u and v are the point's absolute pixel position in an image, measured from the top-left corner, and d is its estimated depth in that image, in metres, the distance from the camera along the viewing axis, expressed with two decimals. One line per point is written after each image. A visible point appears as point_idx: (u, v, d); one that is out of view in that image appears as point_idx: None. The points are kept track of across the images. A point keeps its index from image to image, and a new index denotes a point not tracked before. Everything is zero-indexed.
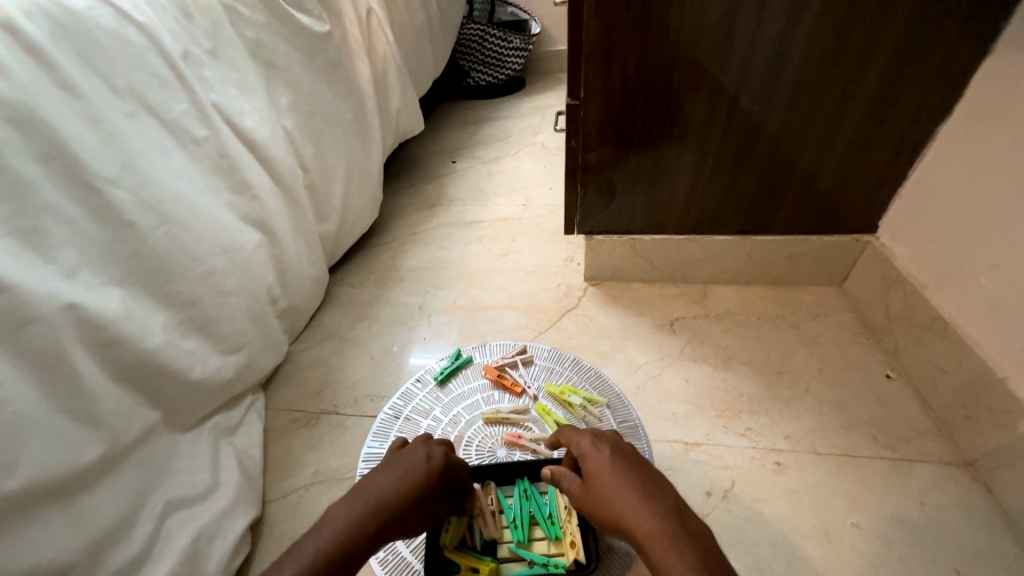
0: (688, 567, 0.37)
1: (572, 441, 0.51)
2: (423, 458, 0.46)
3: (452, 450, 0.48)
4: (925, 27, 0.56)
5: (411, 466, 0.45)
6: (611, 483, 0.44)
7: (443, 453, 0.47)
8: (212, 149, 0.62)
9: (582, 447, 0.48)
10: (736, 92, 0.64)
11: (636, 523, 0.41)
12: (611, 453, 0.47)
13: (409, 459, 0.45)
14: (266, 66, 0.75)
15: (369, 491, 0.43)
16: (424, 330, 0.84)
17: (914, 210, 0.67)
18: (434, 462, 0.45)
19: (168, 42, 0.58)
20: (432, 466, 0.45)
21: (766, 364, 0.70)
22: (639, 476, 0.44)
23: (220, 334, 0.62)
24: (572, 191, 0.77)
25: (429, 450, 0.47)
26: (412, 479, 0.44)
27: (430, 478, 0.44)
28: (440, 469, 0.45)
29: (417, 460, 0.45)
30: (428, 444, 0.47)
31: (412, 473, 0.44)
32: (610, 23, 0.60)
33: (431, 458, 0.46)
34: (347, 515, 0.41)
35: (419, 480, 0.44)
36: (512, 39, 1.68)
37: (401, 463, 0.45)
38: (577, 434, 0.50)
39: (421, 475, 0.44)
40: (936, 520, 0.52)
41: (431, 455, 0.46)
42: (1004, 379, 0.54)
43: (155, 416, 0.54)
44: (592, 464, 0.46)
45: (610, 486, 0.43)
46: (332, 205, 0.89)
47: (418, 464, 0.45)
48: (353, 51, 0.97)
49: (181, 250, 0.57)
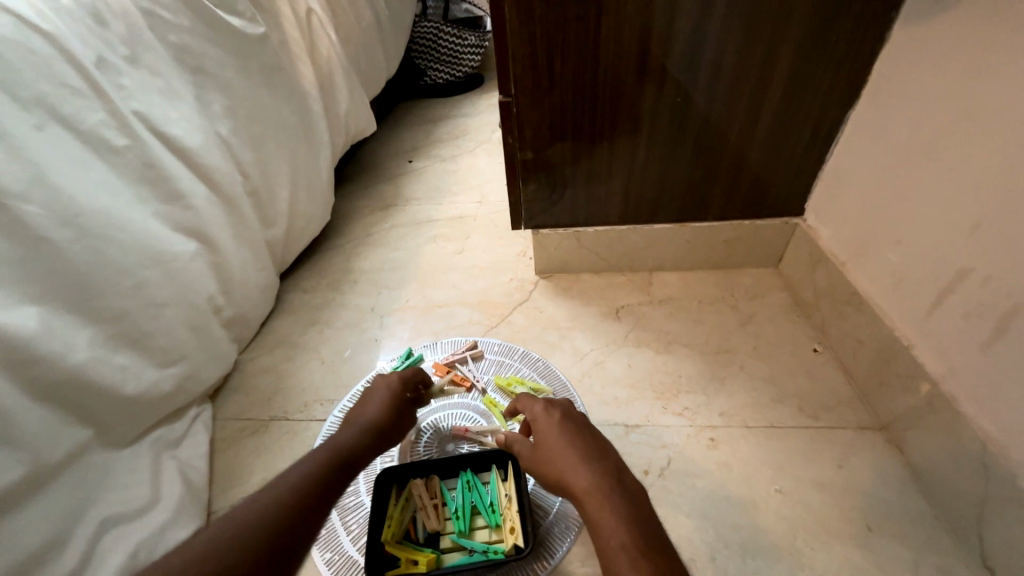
0: (617, 520, 0.38)
1: (526, 409, 0.52)
2: (388, 384, 0.57)
3: (407, 374, 0.60)
4: (825, 16, 0.59)
5: (377, 395, 0.55)
6: (556, 444, 0.45)
7: (399, 377, 0.59)
8: (135, 159, 0.61)
9: (534, 413, 0.50)
10: (660, 82, 0.66)
11: (574, 480, 0.42)
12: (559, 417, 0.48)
13: (376, 388, 0.56)
14: (195, 72, 0.73)
15: (352, 420, 0.52)
16: (376, 330, 0.84)
17: (833, 190, 0.71)
18: (397, 385, 0.57)
19: (79, 50, 0.56)
20: (398, 388, 0.57)
21: (705, 345, 0.73)
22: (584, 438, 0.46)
23: (155, 346, 0.61)
24: (514, 187, 0.79)
25: (388, 381, 0.58)
26: (384, 400, 0.55)
27: (402, 392, 0.57)
28: (404, 388, 0.57)
29: (382, 388, 0.56)
30: (386, 377, 0.58)
31: (381, 398, 0.55)
32: (531, 19, 0.61)
33: (392, 385, 0.57)
34: (334, 439, 0.49)
35: (391, 398, 0.55)
36: (466, 36, 1.68)
37: (369, 397, 0.55)
38: (531, 400, 0.52)
39: (390, 396, 0.55)
40: (853, 482, 0.56)
41: (391, 382, 0.57)
42: (909, 346, 0.57)
43: (86, 433, 0.53)
44: (542, 427, 0.48)
45: (554, 447, 0.45)
46: (277, 210, 0.88)
47: (384, 390, 0.56)
48: (293, 52, 0.95)
49: (105, 265, 0.56)
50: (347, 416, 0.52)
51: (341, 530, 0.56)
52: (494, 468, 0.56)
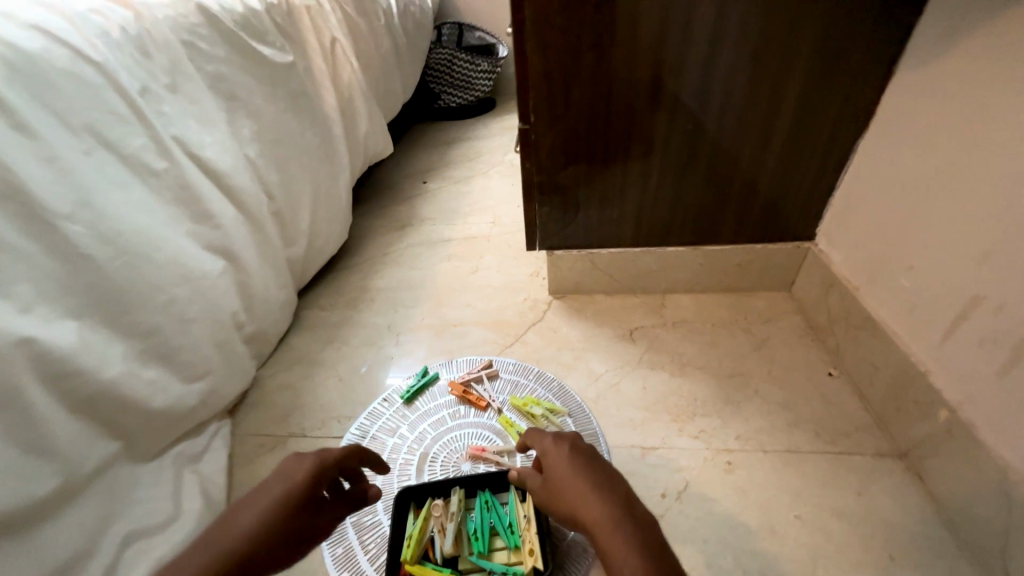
0: (629, 553, 0.37)
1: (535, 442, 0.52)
2: (291, 474, 0.44)
3: (328, 454, 0.47)
4: (832, 52, 0.62)
5: (272, 486, 0.43)
6: (567, 479, 0.44)
7: (314, 459, 0.46)
8: (172, 181, 0.64)
9: (541, 447, 0.50)
10: (674, 112, 0.68)
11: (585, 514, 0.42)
12: (569, 450, 0.47)
13: (272, 483, 0.43)
14: (228, 98, 0.77)
15: (217, 537, 0.39)
16: (392, 348, 0.85)
17: (843, 216, 0.72)
18: (303, 474, 0.45)
19: (126, 80, 0.60)
20: (303, 476, 0.44)
21: (719, 368, 0.73)
22: (595, 472, 0.45)
23: (182, 361, 0.62)
24: (531, 210, 0.81)
25: (296, 463, 0.46)
26: (279, 498, 0.43)
27: (308, 490, 0.44)
28: (313, 477, 0.45)
29: (280, 479, 0.44)
30: (293, 457, 0.46)
31: (273, 492, 0.43)
32: (551, 54, 0.65)
33: (297, 472, 0.45)
34: (199, 555, 0.37)
35: (288, 494, 0.43)
36: (480, 63, 1.74)
37: (263, 488, 0.43)
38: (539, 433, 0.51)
39: (290, 487, 0.43)
40: (875, 509, 0.55)
41: (297, 467, 0.45)
42: (925, 372, 0.58)
43: (114, 447, 0.54)
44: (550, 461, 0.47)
45: (563, 481, 0.44)
46: (299, 230, 0.90)
47: (283, 480, 0.44)
48: (317, 79, 1.00)
49: (142, 281, 0.58)
50: (217, 529, 0.40)
51: (359, 550, 0.56)
52: (513, 489, 0.56)
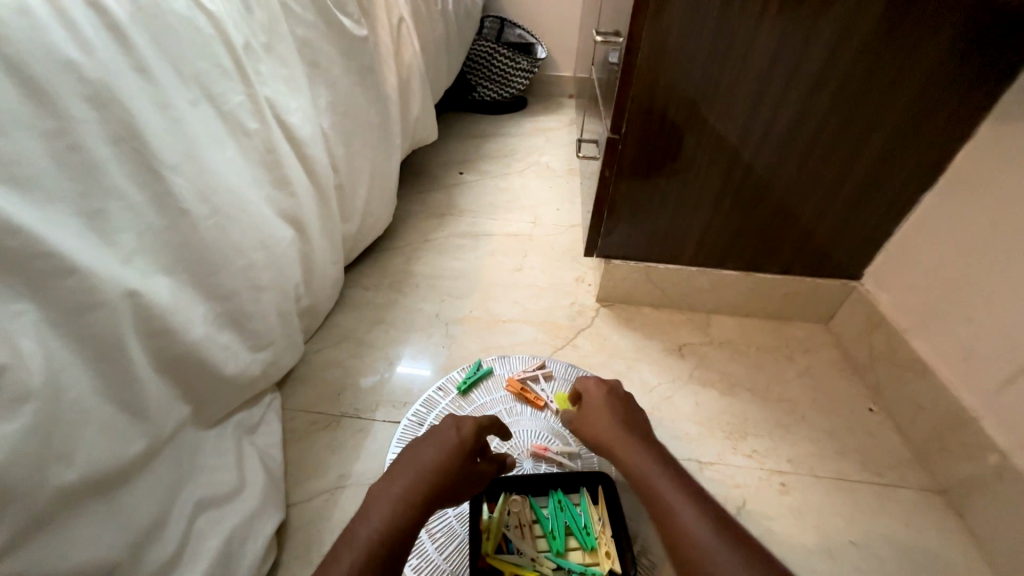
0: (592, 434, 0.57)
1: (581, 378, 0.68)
2: (454, 428, 0.46)
3: (481, 420, 0.48)
4: (922, 108, 0.65)
5: (445, 437, 0.45)
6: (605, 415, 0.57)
7: (472, 421, 0.47)
8: (260, 142, 0.61)
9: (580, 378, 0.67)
10: (762, 141, 0.70)
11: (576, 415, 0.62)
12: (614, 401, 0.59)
13: (441, 431, 0.46)
14: (311, 65, 0.75)
15: (404, 468, 0.42)
16: (441, 338, 0.85)
17: (896, 263, 0.77)
18: (468, 431, 0.46)
19: (233, 32, 0.58)
20: (467, 434, 0.45)
21: (766, 392, 0.77)
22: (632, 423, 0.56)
23: (252, 329, 0.60)
24: (598, 216, 0.82)
25: (458, 423, 0.47)
26: (449, 449, 0.44)
27: (467, 446, 0.45)
28: (474, 436, 0.46)
29: (449, 430, 0.45)
30: (456, 417, 0.47)
31: (447, 442, 0.45)
32: (658, 69, 0.66)
33: (461, 429, 0.46)
34: (397, 488, 0.41)
35: (457, 448, 0.44)
36: (520, 61, 1.73)
37: (434, 438, 0.45)
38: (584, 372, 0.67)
39: (458, 442, 0.45)
40: (918, 539, 0.60)
41: (461, 425, 0.46)
42: (975, 417, 0.62)
43: (186, 411, 0.52)
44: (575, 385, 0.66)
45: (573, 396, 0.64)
46: (355, 207, 0.89)
47: (452, 434, 0.45)
48: (382, 57, 0.97)
49: (228, 244, 0.56)
50: (406, 464, 0.43)
51: (426, 538, 0.55)
52: (585, 490, 0.57)
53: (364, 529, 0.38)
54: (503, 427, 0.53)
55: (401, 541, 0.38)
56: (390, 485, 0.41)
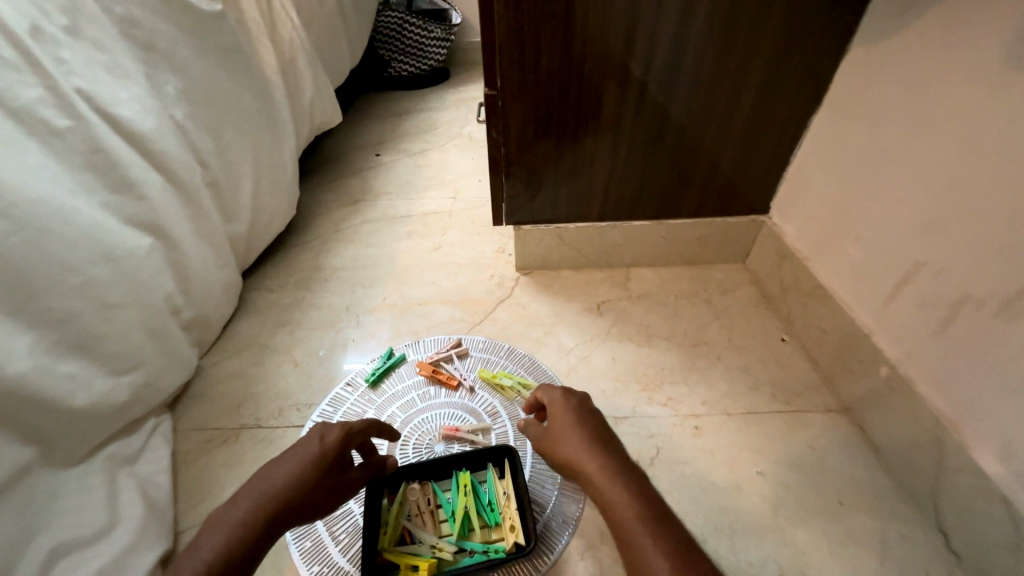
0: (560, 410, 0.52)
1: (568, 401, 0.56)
2: (317, 438, 0.43)
3: (353, 425, 0.46)
4: (797, 24, 0.62)
5: (304, 449, 0.42)
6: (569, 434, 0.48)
7: (340, 429, 0.44)
8: (79, 142, 0.54)
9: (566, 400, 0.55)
10: (644, 80, 0.67)
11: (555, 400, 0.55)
12: (575, 404, 0.51)
13: (302, 442, 0.43)
14: (146, 49, 0.65)
15: (252, 487, 0.40)
16: (352, 331, 0.80)
17: (796, 192, 0.76)
18: (331, 441, 0.43)
19: (10, 17, 0.49)
20: (330, 446, 0.43)
21: (683, 338, 0.76)
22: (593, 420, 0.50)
23: (108, 352, 0.55)
24: (497, 182, 0.78)
25: (324, 431, 0.44)
26: (305, 464, 0.41)
27: (329, 458, 0.42)
28: (338, 446, 0.43)
29: (310, 443, 0.42)
30: (321, 426, 0.44)
31: (305, 454, 0.42)
32: (518, 13, 0.61)
33: (324, 439, 0.43)
34: (238, 510, 0.38)
35: (316, 461, 0.42)
36: (432, 29, 1.63)
37: (292, 451, 0.43)
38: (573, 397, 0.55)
39: (317, 455, 0.42)
40: (822, 460, 0.62)
41: (325, 436, 0.44)
42: (869, 334, 0.63)
43: (29, 453, 0.47)
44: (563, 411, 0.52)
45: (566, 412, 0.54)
46: (240, 204, 0.81)
47: (312, 447, 0.42)
48: (253, 34, 0.86)
49: (50, 261, 0.49)
50: (253, 484, 0.40)
51: (328, 541, 0.53)
52: (491, 466, 0.55)
53: (192, 560, 0.36)
54: (386, 427, 0.51)
55: (234, 569, 0.36)
56: (230, 509, 0.38)
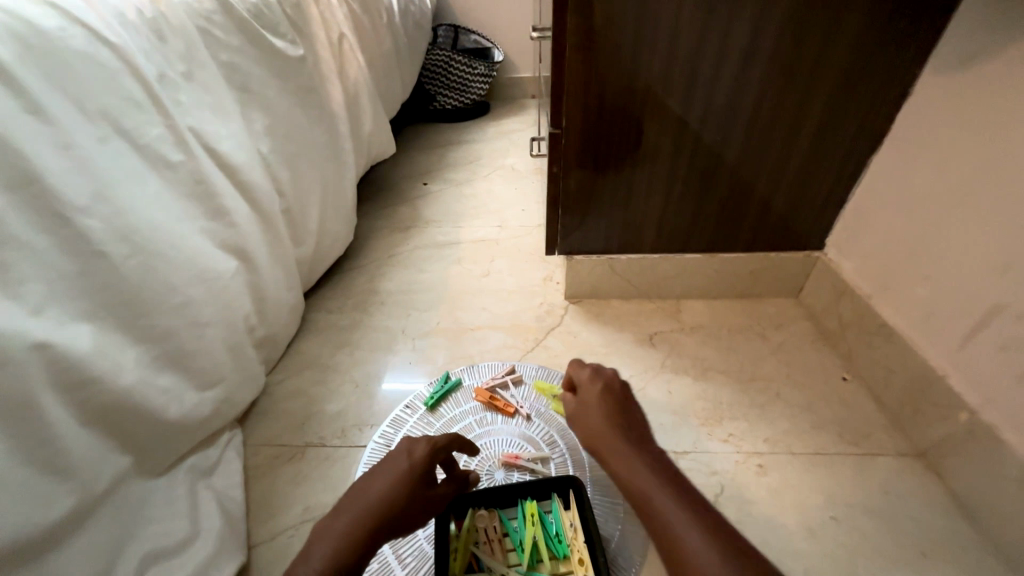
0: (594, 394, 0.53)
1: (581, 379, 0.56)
2: (406, 452, 0.46)
3: (438, 440, 0.48)
4: (856, 69, 0.64)
5: (396, 463, 0.45)
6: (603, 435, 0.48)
7: (427, 444, 0.47)
8: (187, 174, 0.59)
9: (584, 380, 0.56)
10: (703, 120, 0.69)
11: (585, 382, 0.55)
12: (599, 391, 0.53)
13: (393, 456, 0.45)
14: (241, 90, 0.72)
15: (351, 500, 0.42)
16: (408, 353, 0.83)
17: (855, 229, 0.76)
18: (420, 455, 0.45)
19: (143, 65, 0.56)
20: (420, 460, 0.45)
21: (740, 373, 0.75)
22: (629, 423, 0.50)
23: (198, 368, 0.58)
24: (553, 214, 0.81)
25: (412, 446, 0.46)
26: (399, 477, 0.43)
27: (419, 472, 0.44)
28: (427, 460, 0.45)
29: (400, 457, 0.45)
30: (409, 441, 0.47)
31: (398, 469, 0.44)
32: (586, 59, 0.65)
33: (413, 453, 0.46)
34: (341, 524, 0.40)
35: (409, 474, 0.44)
36: (477, 66, 1.72)
37: (386, 466, 0.45)
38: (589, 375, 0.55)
39: (409, 470, 0.44)
40: (898, 507, 0.59)
41: (414, 450, 0.46)
42: (943, 376, 0.62)
43: (126, 461, 0.50)
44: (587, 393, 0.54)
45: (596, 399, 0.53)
46: (308, 230, 0.86)
47: (403, 461, 0.45)
48: (325, 74, 0.94)
49: (157, 282, 0.54)
50: (353, 498, 0.42)
51: (395, 565, 0.53)
52: (556, 496, 0.55)
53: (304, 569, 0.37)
54: (467, 443, 0.52)
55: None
56: (334, 520, 0.40)
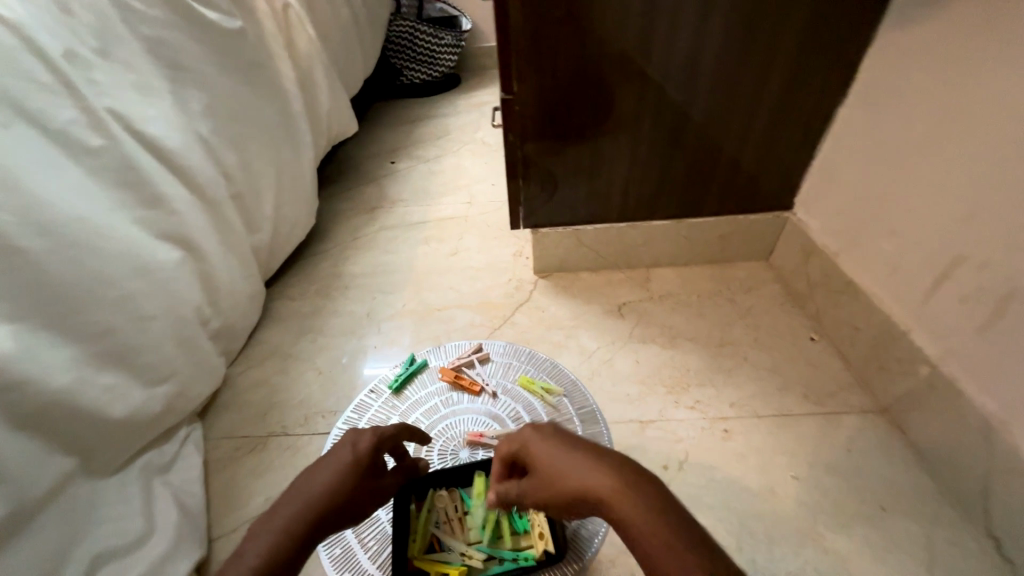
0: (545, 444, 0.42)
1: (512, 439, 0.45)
2: (351, 445, 0.44)
3: (384, 431, 0.47)
4: (822, 15, 0.60)
5: (338, 457, 0.43)
6: (568, 467, 0.39)
7: (372, 434, 0.46)
8: (112, 161, 0.56)
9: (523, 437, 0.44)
10: (663, 78, 0.66)
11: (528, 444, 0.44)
12: (550, 436, 0.43)
13: (336, 449, 0.44)
14: (172, 67, 0.67)
15: (292, 493, 0.40)
16: (374, 338, 0.81)
17: (823, 186, 0.74)
18: (364, 447, 0.44)
19: (46, 43, 0.52)
20: (365, 451, 0.44)
21: (708, 339, 0.75)
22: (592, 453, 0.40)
23: (144, 364, 0.56)
24: (514, 186, 0.78)
25: (356, 437, 0.45)
26: (343, 469, 0.42)
27: (365, 463, 0.43)
28: (372, 452, 0.44)
29: (344, 449, 0.43)
30: (353, 433, 0.45)
31: (341, 461, 0.43)
32: (535, 17, 0.61)
33: (358, 445, 0.44)
34: (280, 518, 0.39)
35: (354, 465, 0.43)
36: (443, 35, 1.64)
37: (328, 459, 0.43)
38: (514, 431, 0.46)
39: (353, 461, 0.43)
40: (859, 463, 0.59)
41: (358, 442, 0.44)
42: (907, 332, 0.61)
43: (70, 463, 0.49)
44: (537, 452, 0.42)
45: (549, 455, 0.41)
46: (264, 215, 0.82)
47: (347, 453, 0.43)
48: (272, 48, 0.87)
49: (86, 276, 0.51)
50: (294, 491, 0.40)
51: (358, 549, 0.53)
52: None
53: (239, 567, 0.36)
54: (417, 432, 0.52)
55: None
56: (273, 516, 0.38)
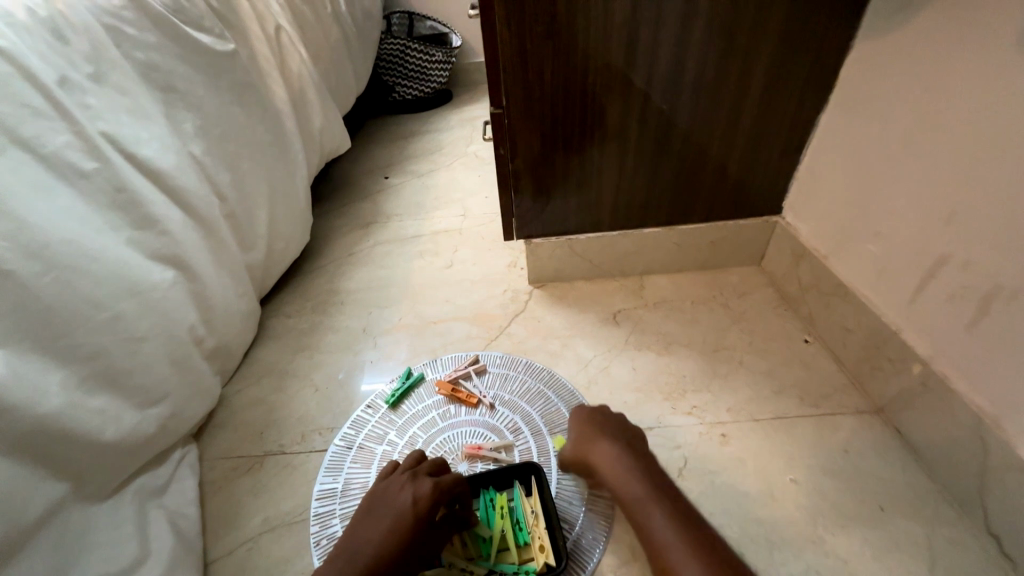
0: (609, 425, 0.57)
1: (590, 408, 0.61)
2: (412, 496, 0.48)
3: (442, 482, 0.49)
4: (796, 24, 0.62)
5: (399, 508, 0.47)
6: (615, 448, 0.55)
7: (430, 488, 0.48)
8: (105, 183, 0.56)
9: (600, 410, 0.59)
10: (647, 88, 0.67)
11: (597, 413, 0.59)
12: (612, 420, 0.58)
13: (398, 498, 0.48)
14: (164, 90, 0.68)
15: (353, 543, 0.46)
16: (370, 353, 0.81)
17: (809, 190, 0.75)
18: (422, 501, 0.47)
19: (40, 69, 0.53)
20: (422, 505, 0.47)
21: (704, 344, 0.75)
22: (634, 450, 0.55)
23: (137, 386, 0.56)
24: (507, 199, 0.79)
25: (417, 489, 0.49)
26: (399, 522, 0.46)
27: (416, 518, 0.46)
28: (427, 507, 0.47)
29: (405, 502, 0.47)
30: (414, 483, 0.49)
31: (399, 512, 0.47)
32: (521, 33, 0.62)
33: (418, 498, 0.48)
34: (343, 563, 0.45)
35: (408, 522, 0.46)
36: (434, 52, 1.66)
37: (388, 509, 0.47)
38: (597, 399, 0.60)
39: (410, 514, 0.46)
40: (857, 464, 0.60)
41: (418, 496, 0.48)
42: (897, 332, 0.62)
43: (62, 488, 0.48)
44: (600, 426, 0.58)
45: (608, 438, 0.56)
46: (257, 233, 0.82)
47: (407, 506, 0.47)
48: (264, 69, 0.89)
49: (77, 299, 0.51)
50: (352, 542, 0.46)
51: None
52: (517, 484, 0.56)
53: None
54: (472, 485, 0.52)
55: None
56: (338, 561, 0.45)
